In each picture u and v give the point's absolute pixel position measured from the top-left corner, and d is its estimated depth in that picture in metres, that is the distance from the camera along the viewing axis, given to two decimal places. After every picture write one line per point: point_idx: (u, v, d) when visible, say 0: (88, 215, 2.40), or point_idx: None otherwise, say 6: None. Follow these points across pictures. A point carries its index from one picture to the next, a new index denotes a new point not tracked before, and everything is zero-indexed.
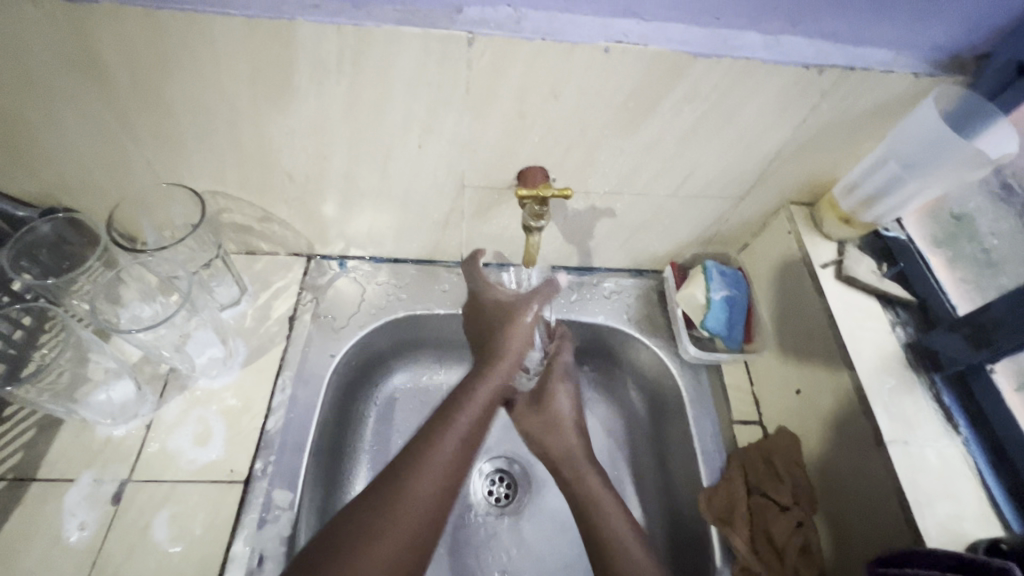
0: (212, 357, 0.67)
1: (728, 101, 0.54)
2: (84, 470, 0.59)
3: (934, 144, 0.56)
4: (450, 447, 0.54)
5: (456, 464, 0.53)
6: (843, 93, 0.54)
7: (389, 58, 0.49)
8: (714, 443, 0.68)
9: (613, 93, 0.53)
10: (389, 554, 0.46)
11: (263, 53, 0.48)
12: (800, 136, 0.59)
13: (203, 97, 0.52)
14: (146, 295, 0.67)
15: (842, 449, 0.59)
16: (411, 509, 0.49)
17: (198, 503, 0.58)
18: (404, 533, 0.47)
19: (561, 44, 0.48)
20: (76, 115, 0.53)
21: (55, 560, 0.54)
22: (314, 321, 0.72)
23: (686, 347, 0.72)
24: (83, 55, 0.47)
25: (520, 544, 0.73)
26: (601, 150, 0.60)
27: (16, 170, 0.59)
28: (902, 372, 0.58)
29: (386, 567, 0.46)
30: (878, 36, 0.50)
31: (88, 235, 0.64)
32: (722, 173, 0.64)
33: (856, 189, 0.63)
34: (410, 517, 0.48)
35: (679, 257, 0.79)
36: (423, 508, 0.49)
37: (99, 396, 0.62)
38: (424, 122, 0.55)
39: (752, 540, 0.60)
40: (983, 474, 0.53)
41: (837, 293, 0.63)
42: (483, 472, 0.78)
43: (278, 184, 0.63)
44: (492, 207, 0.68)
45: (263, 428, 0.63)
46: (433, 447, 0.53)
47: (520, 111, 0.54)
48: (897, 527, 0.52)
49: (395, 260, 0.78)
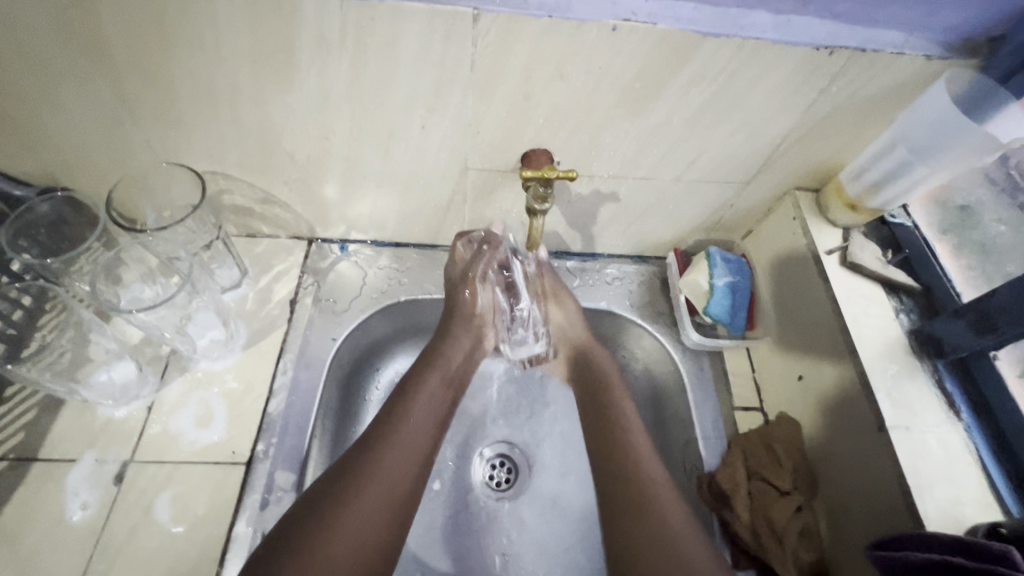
0: (214, 339, 0.67)
1: (736, 83, 0.53)
2: (87, 451, 0.59)
3: (944, 128, 0.55)
4: (413, 422, 0.58)
5: (418, 435, 0.57)
6: (852, 76, 0.53)
7: (392, 35, 0.48)
8: (715, 429, 0.68)
9: (620, 73, 0.52)
10: (359, 519, 0.49)
11: (263, 28, 0.47)
12: (808, 120, 0.58)
13: (204, 74, 0.51)
14: (148, 275, 0.67)
15: (843, 435, 0.60)
16: (379, 474, 0.52)
17: (201, 484, 0.58)
18: (376, 495, 0.51)
19: (569, 22, 0.47)
20: (74, 91, 0.52)
21: (59, 539, 0.54)
22: (316, 305, 0.72)
23: (688, 333, 0.73)
24: (80, 29, 0.46)
25: (521, 528, 0.73)
26: (606, 133, 0.59)
27: (13, 149, 0.58)
28: (906, 359, 0.58)
29: (362, 526, 0.49)
30: (890, 17, 0.49)
31: (88, 216, 0.63)
32: (728, 157, 0.63)
33: (863, 175, 0.63)
34: (379, 482, 0.52)
35: (682, 243, 0.79)
36: (392, 475, 0.53)
37: (101, 377, 0.62)
38: (428, 103, 0.55)
39: (752, 524, 0.61)
40: (984, 459, 0.53)
41: (842, 279, 0.63)
42: (484, 455, 0.78)
43: (279, 164, 0.62)
44: (495, 191, 0.67)
45: (265, 410, 0.63)
46: (397, 419, 0.57)
47: (524, 91, 0.54)
48: (897, 512, 0.52)
49: (397, 244, 0.78)
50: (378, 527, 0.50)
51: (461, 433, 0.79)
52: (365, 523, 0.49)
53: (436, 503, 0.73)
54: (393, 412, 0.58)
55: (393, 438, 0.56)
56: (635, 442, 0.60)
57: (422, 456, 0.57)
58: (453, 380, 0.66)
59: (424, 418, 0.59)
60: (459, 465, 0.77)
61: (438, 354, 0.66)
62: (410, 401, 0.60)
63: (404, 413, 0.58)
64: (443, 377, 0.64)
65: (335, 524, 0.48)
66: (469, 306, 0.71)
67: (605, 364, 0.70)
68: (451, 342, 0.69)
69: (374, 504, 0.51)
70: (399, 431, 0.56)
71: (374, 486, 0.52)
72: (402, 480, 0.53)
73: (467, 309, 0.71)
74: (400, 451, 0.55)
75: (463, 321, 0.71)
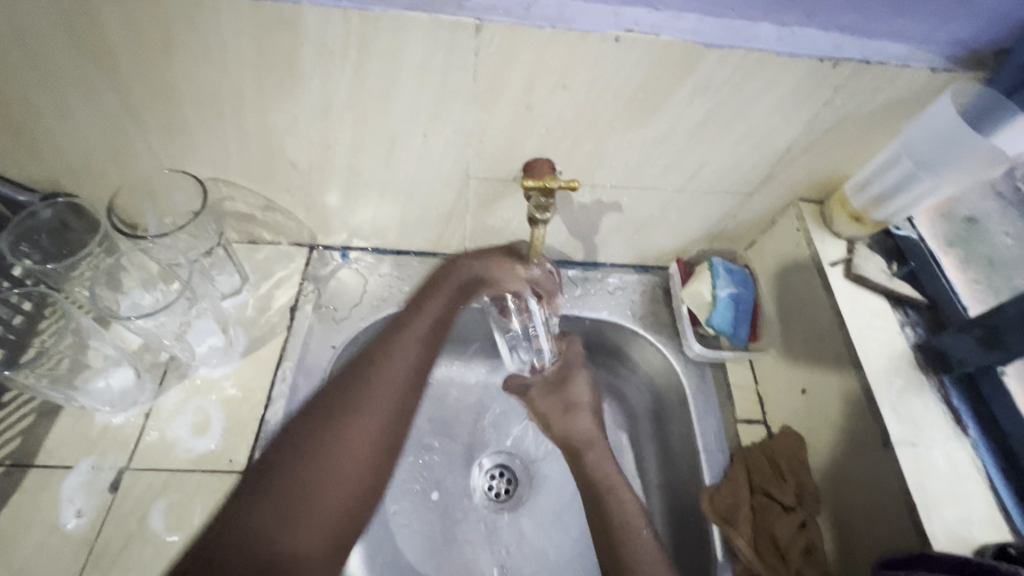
0: (212, 346, 0.66)
1: (739, 95, 0.53)
2: (83, 458, 0.59)
3: (946, 142, 0.55)
4: (404, 346, 0.59)
5: (410, 357, 0.58)
6: (857, 87, 0.53)
7: (396, 45, 0.48)
8: (718, 443, 0.67)
9: (622, 84, 0.52)
10: (361, 436, 0.53)
11: (269, 37, 0.47)
12: (812, 131, 0.58)
13: (208, 83, 0.51)
14: (148, 283, 0.67)
15: (848, 451, 0.59)
16: (337, 452, 0.52)
17: (196, 493, 0.58)
18: (370, 424, 0.54)
19: (571, 33, 0.47)
20: (80, 97, 0.52)
21: (52, 547, 0.54)
22: (315, 312, 0.71)
23: (691, 344, 0.72)
24: (85, 36, 0.47)
25: (520, 539, 0.72)
26: (609, 143, 0.59)
27: (20, 157, 0.58)
28: (912, 373, 0.57)
29: (355, 454, 0.52)
30: (896, 29, 0.49)
31: (88, 222, 0.64)
32: (732, 168, 0.63)
33: (867, 187, 0.62)
34: (338, 461, 0.51)
35: (685, 253, 0.78)
36: (383, 398, 0.55)
37: (99, 383, 0.62)
38: (431, 112, 0.55)
39: (754, 541, 0.60)
40: (992, 477, 0.52)
41: (846, 292, 0.63)
42: (483, 466, 0.78)
43: (281, 172, 0.62)
44: (497, 200, 0.67)
45: (263, 419, 0.63)
46: (386, 348, 0.58)
47: (527, 100, 0.53)
48: (904, 530, 0.51)
49: (398, 252, 0.78)
50: (373, 457, 0.53)
51: (460, 443, 0.78)
52: (363, 448, 0.53)
53: (434, 513, 0.72)
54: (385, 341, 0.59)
55: (365, 405, 0.54)
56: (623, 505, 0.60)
57: (391, 418, 0.55)
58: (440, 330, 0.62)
59: (393, 378, 0.56)
60: (458, 475, 0.76)
61: (421, 308, 0.62)
62: (413, 326, 0.60)
63: (392, 348, 0.58)
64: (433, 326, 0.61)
65: (296, 500, 0.49)
66: (504, 283, 0.65)
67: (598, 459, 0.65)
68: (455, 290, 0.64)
69: (369, 432, 0.54)
70: (387, 358, 0.57)
71: (335, 462, 0.51)
72: (395, 401, 0.56)
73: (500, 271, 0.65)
74: (391, 379, 0.56)
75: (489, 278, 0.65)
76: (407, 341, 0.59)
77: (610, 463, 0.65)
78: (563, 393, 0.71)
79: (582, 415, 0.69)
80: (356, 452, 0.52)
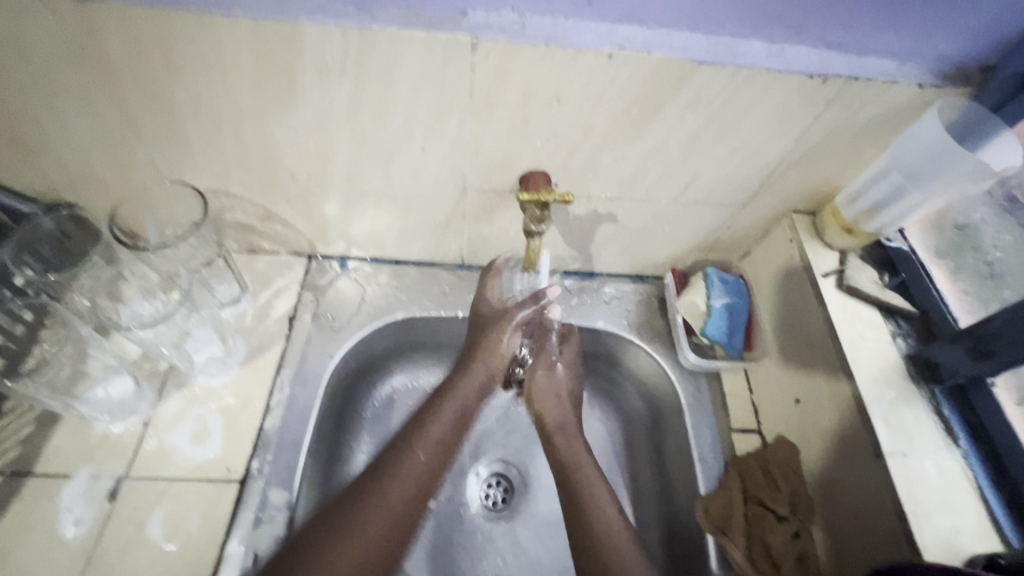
0: (211, 355, 0.67)
1: (730, 109, 0.54)
2: (83, 466, 0.59)
3: (934, 154, 0.56)
4: (456, 398, 0.64)
5: (450, 418, 0.63)
6: (847, 101, 0.54)
7: (393, 61, 0.49)
8: (712, 451, 0.68)
9: (615, 99, 0.53)
10: (404, 494, 0.56)
11: (269, 55, 0.48)
12: (803, 144, 0.59)
13: (208, 98, 0.52)
14: (147, 291, 0.67)
15: (840, 461, 0.59)
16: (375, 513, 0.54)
17: (194, 502, 0.58)
18: (408, 485, 0.57)
19: (565, 49, 0.48)
20: (81, 112, 0.54)
21: (50, 555, 0.54)
22: (314, 321, 0.72)
23: (686, 353, 0.72)
24: (89, 53, 0.48)
25: (515, 549, 0.72)
26: (603, 156, 0.60)
27: (21, 166, 0.59)
28: (903, 384, 0.58)
29: (393, 514, 0.55)
30: (882, 46, 0.50)
31: (91, 231, 0.65)
32: (725, 180, 0.63)
33: (858, 199, 0.63)
34: (373, 522, 0.54)
35: (680, 263, 0.79)
36: (426, 463, 0.59)
37: (98, 392, 0.63)
38: (428, 125, 0.55)
39: (748, 551, 0.60)
40: (983, 488, 0.53)
41: (838, 302, 0.63)
42: (480, 475, 0.78)
43: (280, 183, 0.63)
44: (493, 210, 0.68)
45: (261, 427, 0.63)
46: (435, 408, 0.63)
47: (522, 114, 0.54)
48: (895, 540, 0.51)
49: (396, 261, 0.78)
50: (409, 513, 0.56)
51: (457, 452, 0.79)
52: (389, 522, 0.55)
53: (431, 523, 0.73)
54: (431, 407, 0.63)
55: (412, 460, 0.59)
56: (593, 496, 0.60)
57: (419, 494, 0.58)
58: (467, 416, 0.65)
59: (427, 459, 0.59)
60: (455, 483, 0.76)
61: (455, 386, 0.65)
62: (456, 390, 0.65)
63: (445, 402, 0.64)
64: (457, 413, 0.64)
65: (328, 556, 0.50)
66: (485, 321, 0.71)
67: (574, 451, 0.66)
68: (463, 374, 0.66)
69: (406, 496, 0.56)
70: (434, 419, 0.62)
71: (370, 522, 0.53)
72: (434, 466, 0.60)
73: (490, 348, 0.67)
74: (432, 441, 0.61)
75: (481, 360, 0.67)
76: (444, 418, 0.62)
77: (596, 477, 0.63)
78: (550, 384, 0.71)
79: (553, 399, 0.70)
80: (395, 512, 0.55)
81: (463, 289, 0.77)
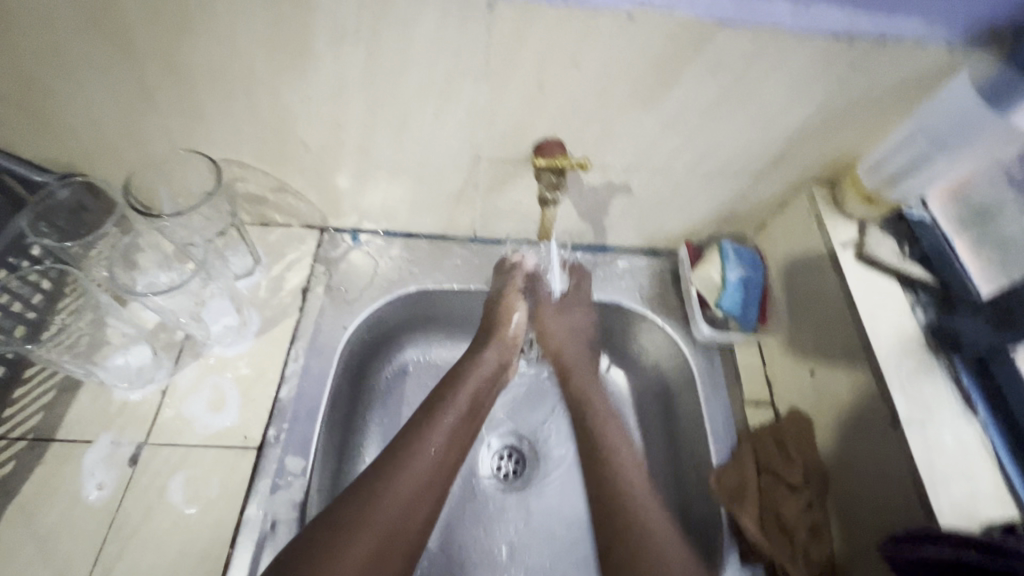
0: (227, 325, 0.68)
1: (751, 74, 0.53)
2: (102, 432, 0.60)
3: (964, 119, 0.54)
4: (466, 386, 0.67)
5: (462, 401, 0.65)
6: (873, 64, 0.52)
7: (408, 22, 0.48)
8: (725, 424, 0.68)
9: (633, 63, 0.52)
10: (420, 474, 0.58)
11: (282, 16, 0.47)
12: (827, 109, 0.57)
13: (220, 63, 0.52)
14: (163, 262, 0.68)
15: (855, 432, 0.59)
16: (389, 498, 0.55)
17: (213, 467, 0.59)
18: (421, 469, 0.58)
19: (584, 9, 0.47)
20: (91, 74, 0.52)
21: (75, 516, 0.56)
22: (327, 293, 0.72)
23: (699, 326, 0.72)
24: (99, 16, 0.47)
25: (528, 519, 0.73)
26: (618, 124, 0.58)
27: (34, 136, 0.59)
28: (922, 355, 0.57)
29: (408, 495, 0.57)
30: (913, 4, 0.48)
31: (104, 202, 0.64)
32: (743, 149, 0.62)
33: (882, 166, 0.61)
34: (388, 507, 0.55)
35: (695, 236, 0.78)
36: (440, 453, 0.60)
37: (118, 360, 0.64)
38: (442, 91, 0.54)
39: (760, 521, 0.61)
40: (1002, 458, 0.52)
41: (857, 273, 0.62)
42: (492, 447, 0.78)
43: (293, 153, 0.63)
44: (507, 180, 0.67)
45: (277, 396, 0.64)
46: (449, 388, 0.66)
47: (538, 78, 0.53)
48: (911, 507, 0.51)
49: (408, 235, 0.78)
50: (423, 496, 0.57)
51: None
52: (409, 500, 0.56)
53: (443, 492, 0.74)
54: (447, 386, 0.66)
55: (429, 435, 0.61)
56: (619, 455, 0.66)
57: (434, 490, 0.59)
58: (478, 408, 0.68)
59: (441, 450, 0.61)
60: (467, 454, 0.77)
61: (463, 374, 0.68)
62: (462, 377, 0.67)
63: (459, 384, 0.67)
64: (468, 406, 0.65)
65: (344, 541, 0.51)
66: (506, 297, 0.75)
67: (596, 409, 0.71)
68: (474, 360, 0.70)
69: (421, 475, 0.58)
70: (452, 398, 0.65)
71: (384, 510, 0.54)
72: (450, 456, 0.61)
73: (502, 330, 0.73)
74: (442, 428, 0.62)
75: (495, 346, 0.71)
76: (460, 401, 0.65)
77: (631, 461, 0.66)
78: (561, 322, 0.75)
79: (570, 336, 0.75)
80: (403, 494, 0.56)
81: (474, 261, 0.77)
